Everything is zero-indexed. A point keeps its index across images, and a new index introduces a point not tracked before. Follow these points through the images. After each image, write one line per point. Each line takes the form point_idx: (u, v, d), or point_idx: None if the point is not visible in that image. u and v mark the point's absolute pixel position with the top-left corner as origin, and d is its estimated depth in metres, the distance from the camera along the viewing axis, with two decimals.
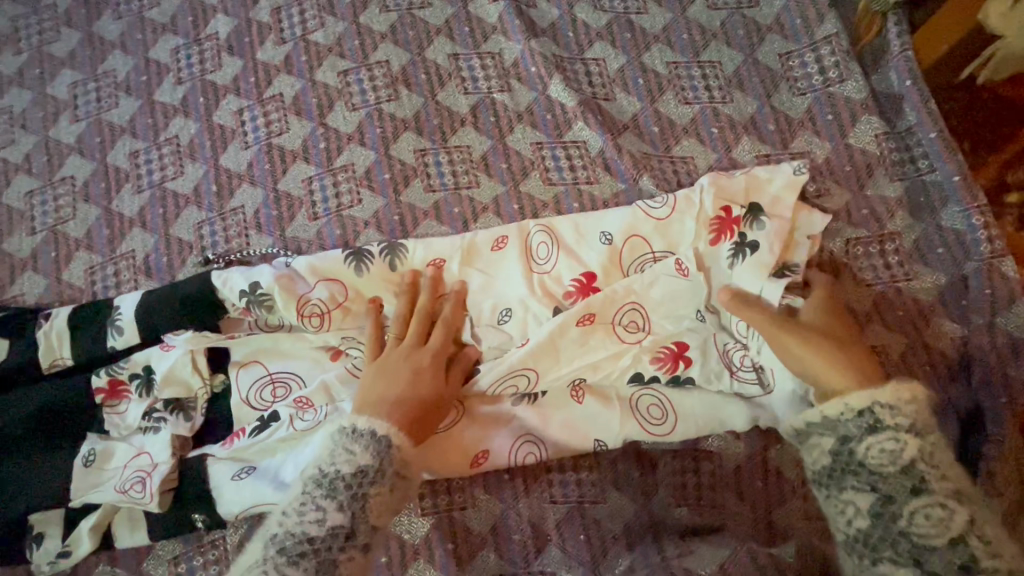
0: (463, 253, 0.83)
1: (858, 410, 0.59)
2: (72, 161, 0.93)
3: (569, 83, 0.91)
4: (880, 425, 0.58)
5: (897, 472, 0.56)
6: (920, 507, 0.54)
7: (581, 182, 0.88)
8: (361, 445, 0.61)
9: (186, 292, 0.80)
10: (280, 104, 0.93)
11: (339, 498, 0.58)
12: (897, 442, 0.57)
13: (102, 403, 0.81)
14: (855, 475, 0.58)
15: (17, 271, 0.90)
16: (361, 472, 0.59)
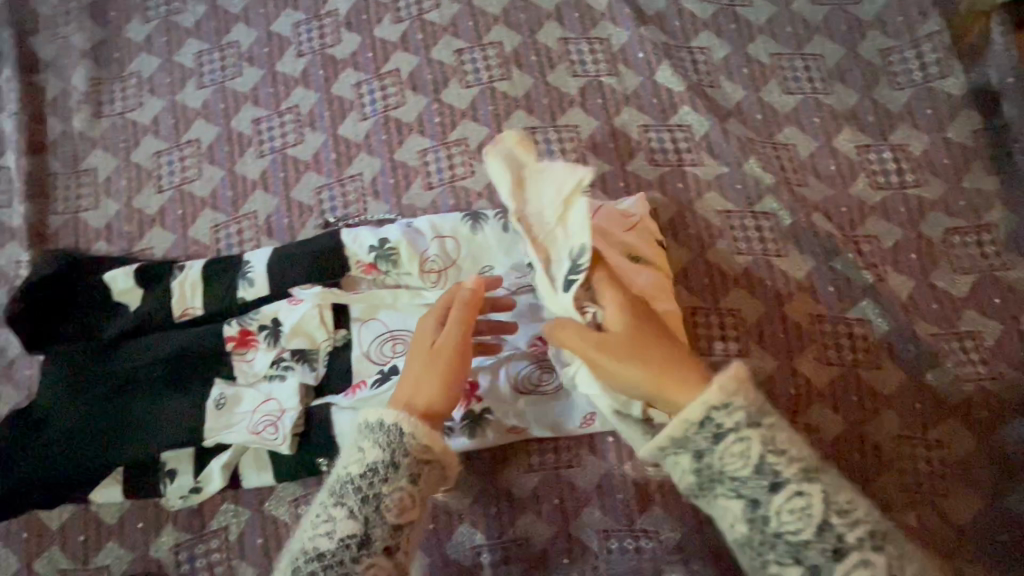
0: None
1: (697, 421, 0.54)
2: (198, 125, 0.98)
3: (676, 69, 0.94)
4: (722, 430, 0.54)
5: (750, 472, 0.53)
6: (781, 501, 0.52)
7: (686, 163, 0.92)
8: (373, 447, 0.61)
9: (316, 250, 0.86)
10: (397, 79, 0.97)
11: (349, 502, 0.60)
12: (741, 440, 0.53)
13: (231, 351, 0.85)
14: (718, 485, 0.55)
15: (147, 226, 0.95)
16: (370, 472, 0.60)
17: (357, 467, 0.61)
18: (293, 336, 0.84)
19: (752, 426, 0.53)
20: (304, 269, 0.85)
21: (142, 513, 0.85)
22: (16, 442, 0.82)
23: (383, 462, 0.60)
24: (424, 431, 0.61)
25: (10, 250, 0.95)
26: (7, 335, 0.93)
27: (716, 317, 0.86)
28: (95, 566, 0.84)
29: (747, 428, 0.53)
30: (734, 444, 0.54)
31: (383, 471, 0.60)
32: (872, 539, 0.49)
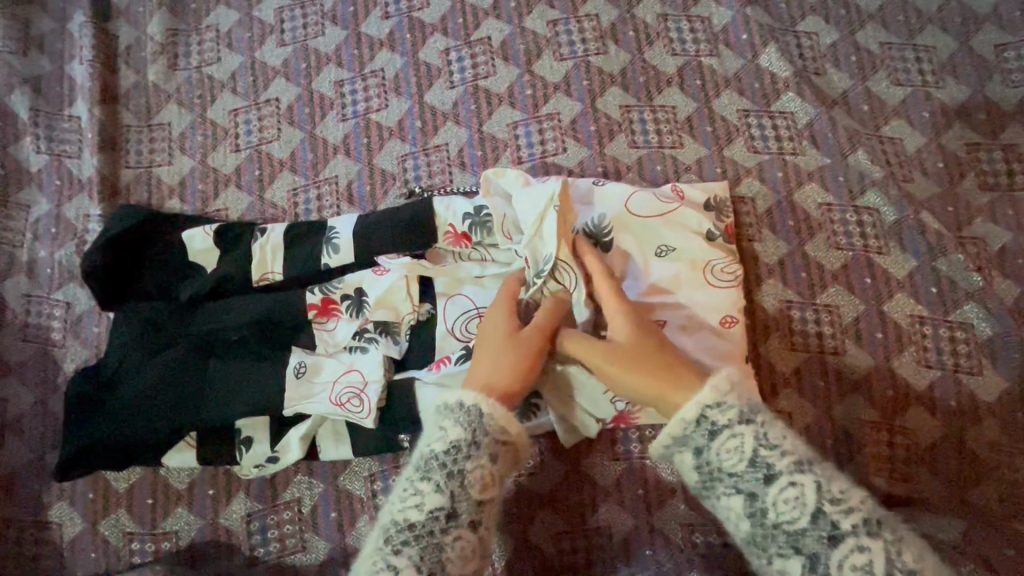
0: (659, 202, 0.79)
1: (692, 420, 0.54)
2: (278, 84, 0.95)
3: (783, 54, 0.91)
4: (717, 426, 0.53)
5: (745, 465, 0.52)
6: (773, 492, 0.50)
7: (786, 152, 0.89)
8: (452, 424, 0.57)
9: (405, 217, 0.82)
10: (488, 47, 0.94)
11: (435, 478, 0.55)
12: (735, 436, 0.52)
13: (312, 319, 0.82)
14: (718, 483, 0.53)
15: (221, 186, 0.92)
16: (453, 450, 0.55)
17: (439, 447, 0.56)
18: (378, 306, 0.80)
19: (743, 421, 0.53)
20: (392, 237, 0.81)
21: (213, 479, 0.82)
22: (90, 399, 0.80)
23: (466, 441, 0.56)
24: (504, 412, 0.57)
25: (81, 203, 0.92)
26: (75, 290, 0.90)
27: (809, 313, 0.84)
28: (162, 531, 0.82)
29: (740, 420, 0.53)
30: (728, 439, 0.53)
31: (466, 450, 0.55)
32: (868, 523, 0.47)
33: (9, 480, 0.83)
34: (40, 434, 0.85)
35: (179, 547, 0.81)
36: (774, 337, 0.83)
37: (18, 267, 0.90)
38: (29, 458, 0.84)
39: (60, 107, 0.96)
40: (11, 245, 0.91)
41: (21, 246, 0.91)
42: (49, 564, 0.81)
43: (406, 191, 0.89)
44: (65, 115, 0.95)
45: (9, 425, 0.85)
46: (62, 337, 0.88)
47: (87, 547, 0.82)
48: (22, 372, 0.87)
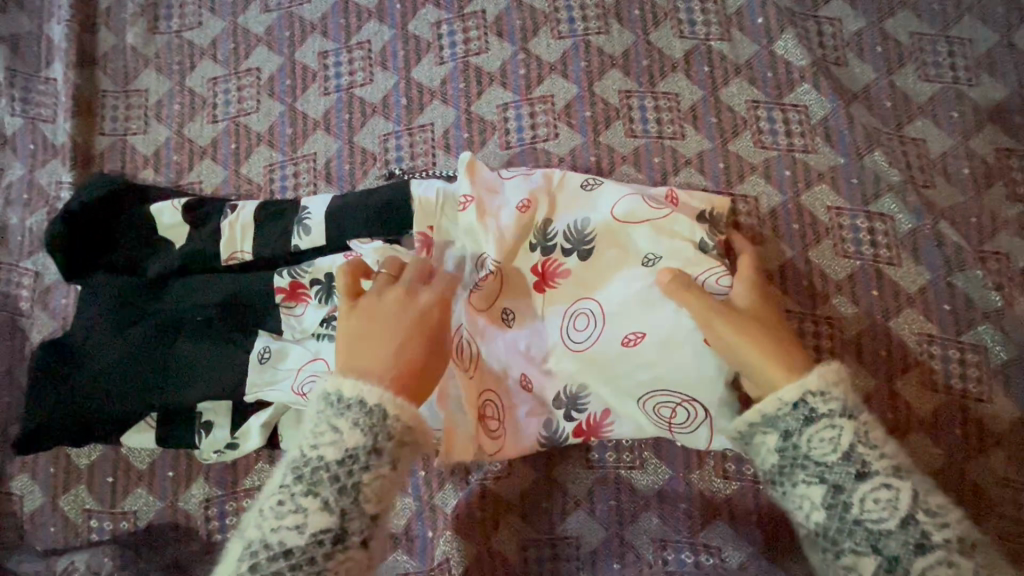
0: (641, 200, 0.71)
1: (791, 402, 0.51)
2: (260, 53, 0.90)
3: (802, 41, 0.84)
4: (815, 416, 0.51)
5: (837, 458, 0.50)
6: (866, 489, 0.48)
7: (797, 149, 0.82)
8: (350, 426, 0.51)
9: (381, 200, 0.77)
10: (481, 21, 0.87)
11: (322, 493, 0.49)
12: (834, 427, 0.50)
13: (280, 303, 0.78)
14: (799, 470, 0.51)
15: (197, 158, 0.88)
16: (332, 450, 0.50)
17: (326, 448, 0.51)
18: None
19: (845, 416, 0.50)
20: (366, 221, 0.77)
21: (175, 460, 0.80)
22: (53, 373, 0.78)
23: (353, 446, 0.50)
24: (412, 412, 0.52)
25: (54, 169, 0.89)
26: (44, 259, 0.87)
27: (808, 325, 0.77)
28: (121, 511, 0.80)
29: (842, 414, 0.50)
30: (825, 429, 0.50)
31: (353, 457, 0.50)
32: (959, 542, 0.45)
33: None
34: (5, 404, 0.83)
35: (136, 528, 0.79)
36: None
37: None
38: None
39: (36, 68, 0.92)
40: None
41: None
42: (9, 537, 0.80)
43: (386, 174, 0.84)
44: (42, 76, 0.92)
45: None
46: (30, 307, 0.86)
47: (48, 521, 0.81)
48: None
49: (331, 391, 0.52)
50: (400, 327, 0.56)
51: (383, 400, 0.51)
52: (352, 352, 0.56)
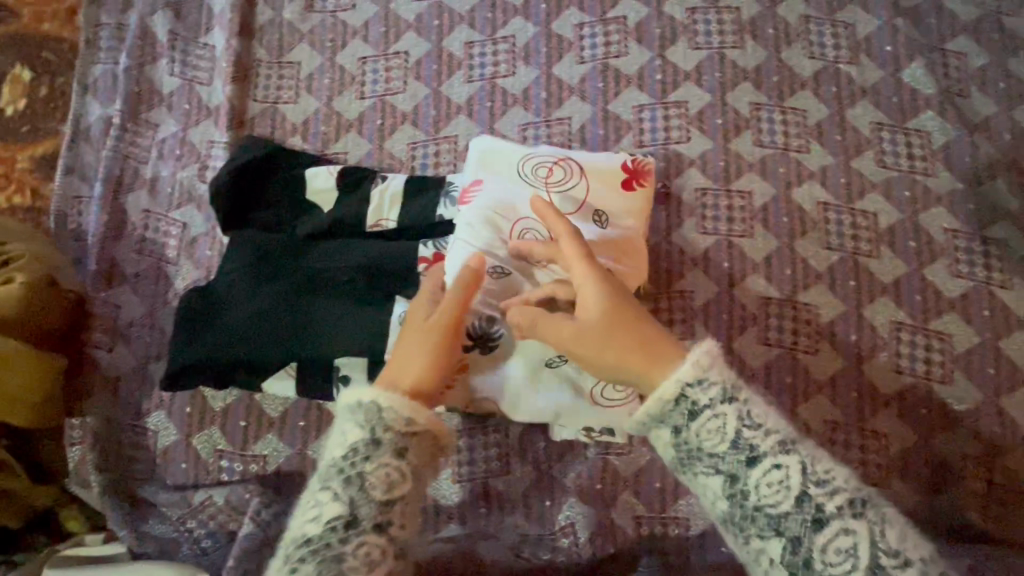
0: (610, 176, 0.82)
1: (674, 397, 0.52)
2: (409, 38, 0.95)
3: (929, 70, 0.89)
4: (756, 453, 0.50)
5: (727, 447, 0.50)
6: (757, 474, 0.49)
7: (917, 172, 0.86)
8: (333, 494, 0.51)
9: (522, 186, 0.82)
10: (622, 26, 0.93)
11: (333, 487, 0.51)
12: (717, 416, 0.51)
13: (422, 271, 0.81)
14: (696, 463, 0.52)
15: (343, 131, 0.93)
16: (359, 491, 0.51)
17: (316, 523, 0.50)
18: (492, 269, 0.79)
19: (726, 400, 0.51)
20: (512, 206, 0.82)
21: (305, 411, 0.85)
22: (199, 317, 0.82)
23: (346, 493, 0.51)
24: (404, 400, 0.54)
25: (207, 128, 0.95)
26: (192, 212, 0.92)
27: (919, 338, 0.83)
28: (251, 454, 0.84)
29: (721, 399, 0.51)
30: (709, 419, 0.51)
31: (358, 489, 0.51)
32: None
33: (113, 383, 0.86)
34: (145, 344, 0.87)
35: (266, 472, 0.83)
36: (880, 356, 0.83)
37: (142, 182, 0.94)
38: (133, 365, 0.87)
39: (195, 34, 0.98)
40: (138, 161, 0.94)
41: (147, 162, 0.95)
42: (141, 469, 0.84)
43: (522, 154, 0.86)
44: (200, 42, 0.98)
45: (121, 330, 0.88)
46: (176, 256, 0.91)
47: (179, 458, 0.83)
48: (136, 283, 0.90)
49: (352, 401, 0.55)
50: (422, 345, 0.61)
51: (385, 398, 0.54)
52: (399, 376, 0.59)
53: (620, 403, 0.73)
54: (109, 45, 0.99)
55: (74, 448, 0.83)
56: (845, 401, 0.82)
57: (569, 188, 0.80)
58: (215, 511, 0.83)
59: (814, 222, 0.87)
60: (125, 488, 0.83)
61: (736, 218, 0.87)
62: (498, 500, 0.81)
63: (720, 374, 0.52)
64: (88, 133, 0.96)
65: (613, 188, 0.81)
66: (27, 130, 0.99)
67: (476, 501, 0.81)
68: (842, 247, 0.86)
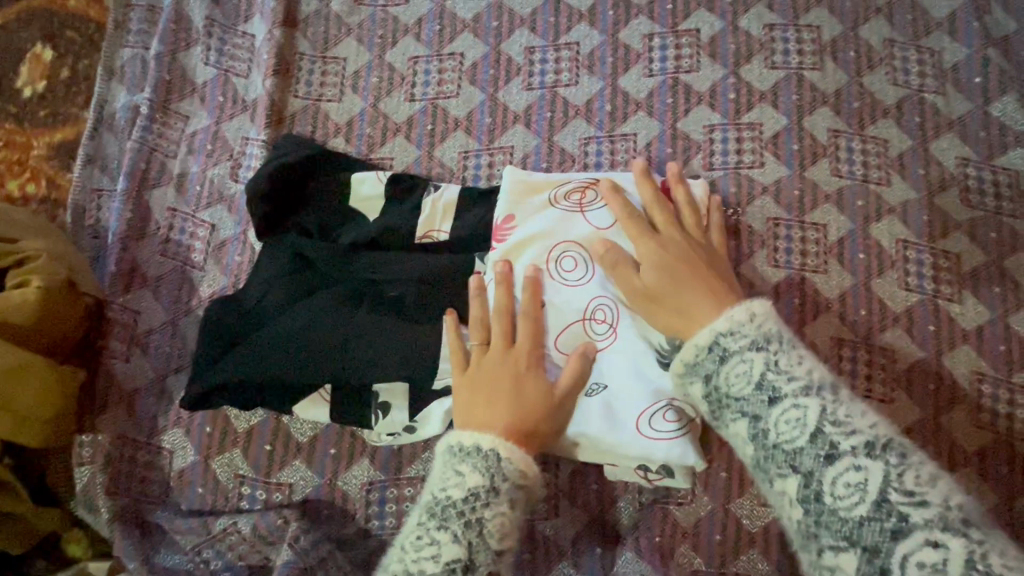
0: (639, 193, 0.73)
1: (707, 348, 0.52)
2: (465, 39, 0.89)
3: (1019, 106, 0.84)
4: (779, 395, 0.47)
5: (807, 441, 0.44)
6: (835, 473, 0.42)
7: (1004, 213, 0.81)
8: (452, 535, 0.52)
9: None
10: (695, 40, 0.87)
11: (453, 528, 0.53)
12: (798, 406, 0.45)
13: None
14: (773, 462, 0.46)
15: (390, 134, 0.86)
16: (479, 537, 0.52)
17: (433, 562, 0.51)
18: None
19: (808, 393, 0.46)
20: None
21: (337, 437, 0.78)
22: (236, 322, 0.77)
23: (465, 536, 0.52)
24: (523, 455, 0.57)
25: (242, 124, 0.88)
26: (222, 213, 0.85)
27: (1003, 392, 0.77)
28: (275, 481, 0.77)
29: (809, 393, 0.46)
30: (789, 409, 0.46)
31: (477, 535, 0.52)
32: (946, 522, 0.39)
33: (131, 397, 0.79)
34: (166, 355, 0.81)
35: (292, 502, 0.76)
36: (961, 409, 0.76)
37: (169, 178, 0.87)
38: (151, 377, 0.80)
39: (234, 21, 0.92)
40: (166, 155, 0.88)
41: (175, 157, 0.88)
42: (156, 492, 0.77)
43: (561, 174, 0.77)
44: (239, 30, 0.92)
45: (139, 339, 0.81)
46: (202, 260, 0.84)
47: (196, 481, 0.76)
48: (158, 287, 0.83)
49: (455, 443, 0.58)
50: (498, 379, 0.63)
51: (496, 447, 0.56)
52: (471, 413, 0.61)
53: (672, 436, 0.64)
54: (139, 27, 0.92)
55: (82, 468, 0.76)
56: (921, 455, 0.75)
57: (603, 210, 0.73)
58: (236, 541, 0.75)
59: (893, 260, 0.80)
60: (136, 513, 0.76)
61: (809, 252, 0.81)
62: (543, 545, 0.75)
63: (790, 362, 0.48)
64: (111, 121, 0.89)
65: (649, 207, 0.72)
66: (45, 114, 0.92)
67: (519, 545, 0.75)
68: (921, 288, 0.80)
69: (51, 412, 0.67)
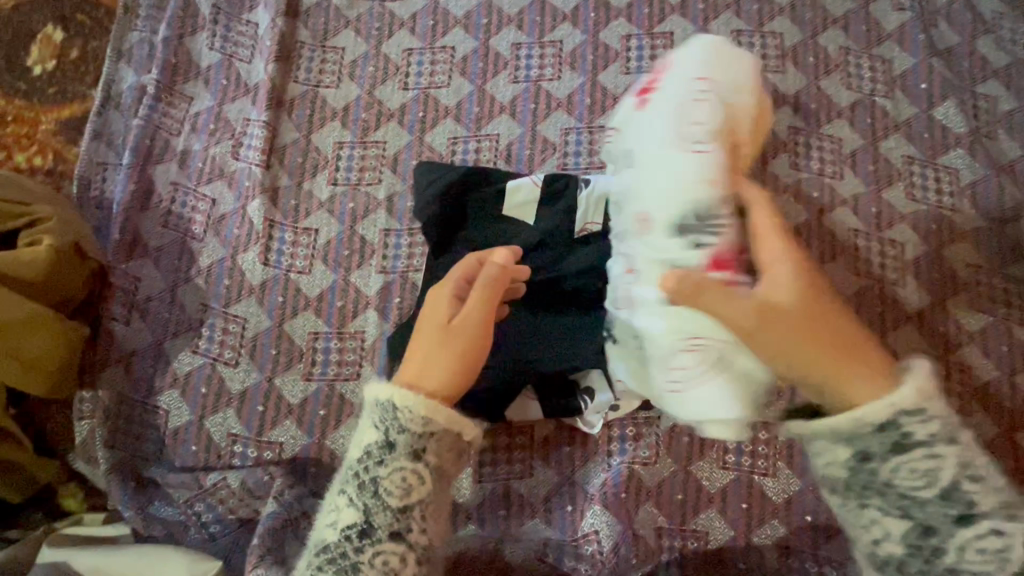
0: (707, 63, 0.65)
1: (880, 423, 0.47)
2: (456, 34, 0.96)
3: (960, 110, 0.92)
4: (907, 440, 0.47)
5: (933, 496, 0.47)
6: (970, 535, 0.46)
7: (945, 207, 0.89)
8: (350, 498, 0.55)
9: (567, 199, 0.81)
10: (669, 42, 0.95)
11: (351, 491, 0.55)
12: (929, 456, 0.46)
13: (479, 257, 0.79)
14: (874, 497, 0.49)
15: (384, 120, 0.92)
16: (375, 499, 0.54)
17: (336, 528, 0.54)
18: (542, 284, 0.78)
19: (933, 438, 0.46)
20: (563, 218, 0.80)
21: (327, 398, 0.82)
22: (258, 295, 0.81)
23: (360, 499, 0.54)
24: (419, 400, 0.54)
25: (243, 106, 0.93)
26: (222, 189, 0.90)
27: (940, 368, 0.84)
28: (267, 440, 0.81)
29: (941, 441, 0.47)
30: (918, 459, 0.47)
31: (373, 496, 0.54)
32: None
33: (128, 358, 0.83)
34: (164, 319, 0.85)
35: (281, 459, 0.80)
36: None
37: (172, 154, 0.92)
38: (149, 341, 0.84)
39: (239, 10, 0.97)
40: (170, 133, 0.93)
41: (178, 135, 0.93)
42: (150, 449, 0.81)
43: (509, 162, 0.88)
44: (243, 19, 0.97)
45: (138, 304, 0.85)
46: (202, 232, 0.89)
47: (190, 439, 0.81)
48: (159, 256, 0.87)
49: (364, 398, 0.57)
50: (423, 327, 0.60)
51: (390, 396, 0.55)
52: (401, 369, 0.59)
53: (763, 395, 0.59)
54: (147, 12, 0.97)
55: (82, 423, 0.80)
56: None
57: (691, 112, 0.62)
58: (226, 495, 0.79)
59: (843, 247, 0.88)
60: (131, 468, 0.80)
61: None
62: (517, 502, 0.80)
63: (939, 409, 0.47)
64: (118, 99, 0.94)
65: (722, 74, 0.64)
66: (54, 92, 0.97)
67: (495, 502, 0.80)
68: (869, 273, 0.87)
69: (57, 364, 0.72)
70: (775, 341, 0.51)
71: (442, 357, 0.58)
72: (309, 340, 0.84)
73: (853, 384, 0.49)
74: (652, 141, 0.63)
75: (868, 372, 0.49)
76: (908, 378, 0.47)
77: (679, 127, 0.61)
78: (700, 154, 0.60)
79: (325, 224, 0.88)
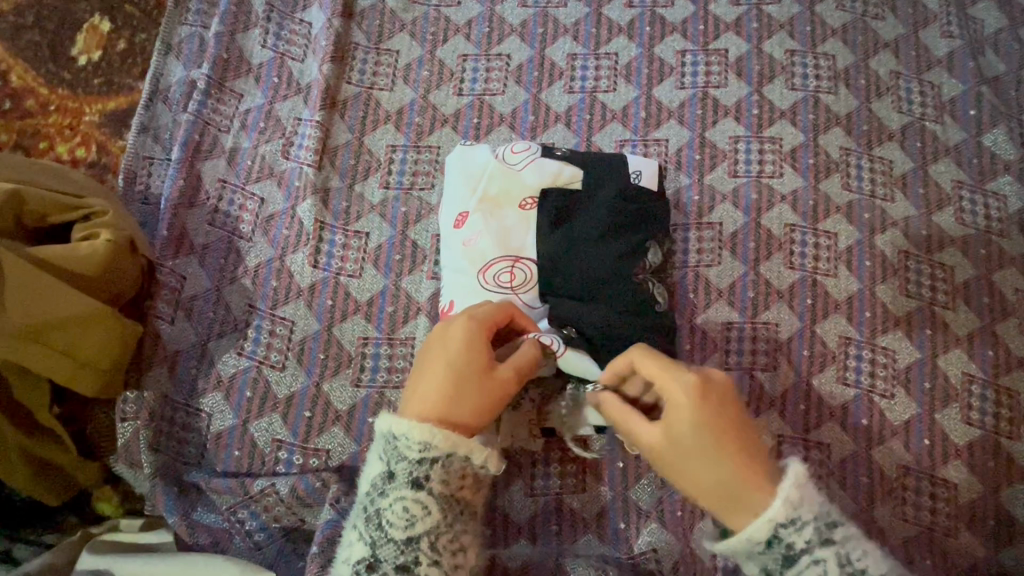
0: (548, 182, 0.77)
1: (763, 540, 0.54)
2: (512, 41, 0.95)
3: (1009, 138, 0.93)
4: (788, 543, 0.53)
5: None
6: None
7: (994, 232, 0.90)
8: (358, 533, 0.56)
9: (632, 187, 0.76)
10: (723, 59, 0.95)
11: (357, 526, 0.56)
12: (816, 562, 0.53)
13: (506, 268, 0.73)
14: None
15: (437, 125, 0.91)
16: (379, 531, 0.55)
17: (348, 563, 0.55)
18: (592, 285, 0.72)
19: (823, 544, 0.53)
20: (608, 216, 0.74)
21: (376, 405, 0.79)
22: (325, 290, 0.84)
23: (368, 533, 0.55)
24: (418, 428, 0.55)
25: (295, 105, 0.92)
26: (271, 188, 0.89)
27: (990, 392, 0.83)
28: (313, 447, 0.78)
29: (818, 542, 0.53)
30: (806, 563, 0.53)
31: (378, 529, 0.55)
32: None
33: (173, 358, 0.81)
34: (209, 320, 0.83)
35: (327, 467, 0.77)
36: (954, 406, 0.83)
37: (221, 151, 0.90)
38: (194, 342, 0.82)
39: (293, 9, 0.97)
40: (219, 129, 0.91)
41: (227, 131, 0.91)
42: (192, 452, 0.78)
43: (525, 165, 0.78)
44: (297, 17, 0.97)
45: (182, 304, 0.83)
46: (250, 231, 0.87)
47: (233, 444, 0.78)
48: (205, 254, 0.85)
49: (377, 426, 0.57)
50: (425, 356, 0.60)
51: (393, 422, 0.56)
52: (407, 400, 0.59)
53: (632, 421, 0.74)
54: (198, 7, 0.98)
55: (125, 423, 0.78)
56: (917, 447, 0.81)
57: (516, 234, 0.74)
58: (272, 502, 0.76)
59: (895, 268, 0.88)
60: (174, 472, 0.78)
61: (821, 257, 0.88)
62: (571, 517, 0.78)
63: (814, 513, 0.53)
64: (166, 93, 0.93)
65: (545, 184, 0.76)
66: (99, 82, 0.97)
67: (548, 517, 0.79)
68: (920, 295, 0.87)
69: (108, 362, 0.73)
70: (682, 458, 0.57)
71: (427, 383, 0.58)
72: (358, 345, 0.82)
73: (743, 505, 0.55)
74: (498, 242, 0.74)
75: (739, 458, 0.56)
76: (788, 475, 0.54)
77: (505, 228, 0.75)
78: (516, 266, 0.73)
79: (377, 227, 0.87)
